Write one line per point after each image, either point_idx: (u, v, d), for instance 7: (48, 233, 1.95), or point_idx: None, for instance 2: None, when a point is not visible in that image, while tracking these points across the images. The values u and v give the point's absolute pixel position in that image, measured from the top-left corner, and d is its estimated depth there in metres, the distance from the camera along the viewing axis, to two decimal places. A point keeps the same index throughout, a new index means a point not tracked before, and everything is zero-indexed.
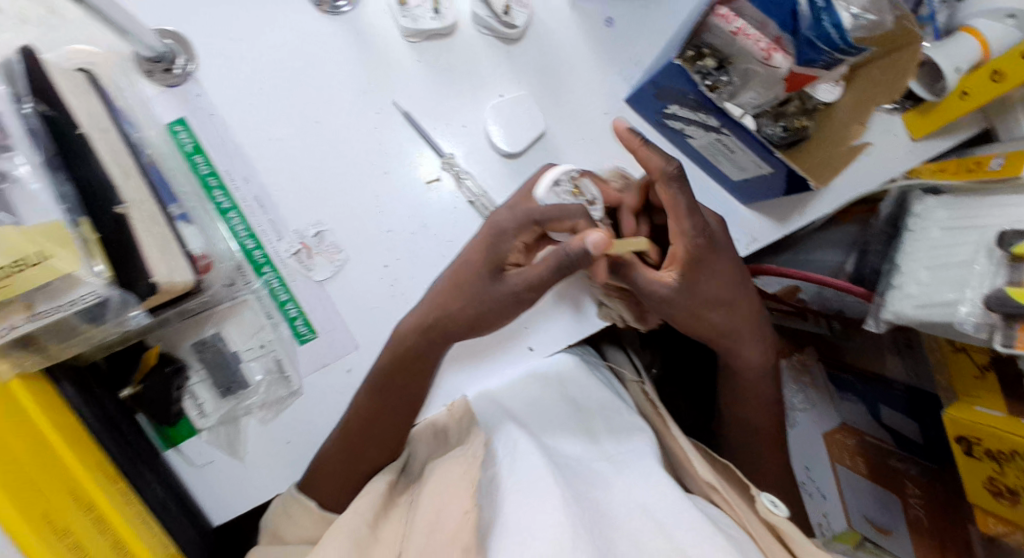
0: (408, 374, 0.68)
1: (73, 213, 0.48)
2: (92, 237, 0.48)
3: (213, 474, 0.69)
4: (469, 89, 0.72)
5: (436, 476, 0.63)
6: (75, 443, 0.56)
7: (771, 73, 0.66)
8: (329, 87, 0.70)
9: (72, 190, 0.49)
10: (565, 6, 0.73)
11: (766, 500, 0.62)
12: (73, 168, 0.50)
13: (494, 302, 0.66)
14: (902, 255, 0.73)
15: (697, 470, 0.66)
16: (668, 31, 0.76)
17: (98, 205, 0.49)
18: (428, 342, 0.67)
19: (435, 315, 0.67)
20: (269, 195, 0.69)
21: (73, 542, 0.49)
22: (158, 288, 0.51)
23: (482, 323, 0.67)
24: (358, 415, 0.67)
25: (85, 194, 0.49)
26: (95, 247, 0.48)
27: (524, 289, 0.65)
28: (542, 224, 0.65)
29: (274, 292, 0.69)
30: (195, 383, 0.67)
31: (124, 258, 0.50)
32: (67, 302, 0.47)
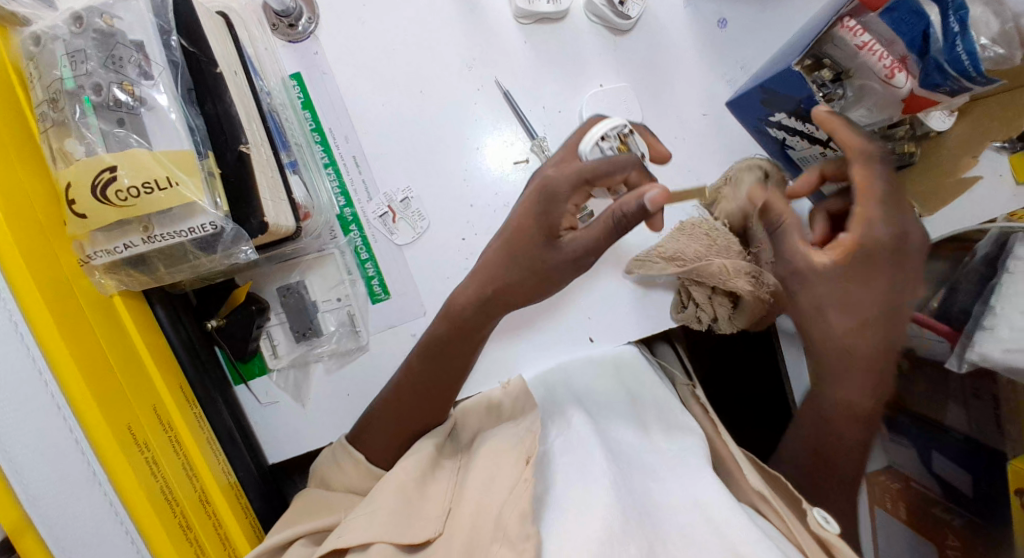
0: (454, 344, 0.67)
1: (200, 146, 0.50)
2: (216, 172, 0.51)
3: (274, 414, 0.72)
4: (571, 75, 0.72)
5: (486, 451, 0.63)
6: (161, 362, 0.59)
7: (890, 92, 0.63)
8: (436, 58, 0.71)
9: (202, 123, 0.52)
10: (679, 3, 0.73)
11: (817, 514, 0.55)
12: (203, 103, 0.53)
13: (550, 264, 0.66)
14: (998, 295, 0.66)
15: (745, 476, 0.60)
16: (781, 39, 0.74)
17: (223, 141, 0.52)
18: (484, 312, 0.67)
19: (495, 287, 0.67)
20: (366, 156, 0.71)
21: (150, 457, 0.52)
22: (268, 227, 0.53)
23: (539, 290, 0.68)
24: (409, 372, 0.68)
25: (212, 129, 0.52)
26: (217, 182, 0.51)
27: (582, 254, 0.65)
28: (593, 182, 0.62)
29: (356, 250, 0.72)
30: (273, 325, 0.70)
31: (238, 195, 0.52)
32: (187, 228, 0.49)
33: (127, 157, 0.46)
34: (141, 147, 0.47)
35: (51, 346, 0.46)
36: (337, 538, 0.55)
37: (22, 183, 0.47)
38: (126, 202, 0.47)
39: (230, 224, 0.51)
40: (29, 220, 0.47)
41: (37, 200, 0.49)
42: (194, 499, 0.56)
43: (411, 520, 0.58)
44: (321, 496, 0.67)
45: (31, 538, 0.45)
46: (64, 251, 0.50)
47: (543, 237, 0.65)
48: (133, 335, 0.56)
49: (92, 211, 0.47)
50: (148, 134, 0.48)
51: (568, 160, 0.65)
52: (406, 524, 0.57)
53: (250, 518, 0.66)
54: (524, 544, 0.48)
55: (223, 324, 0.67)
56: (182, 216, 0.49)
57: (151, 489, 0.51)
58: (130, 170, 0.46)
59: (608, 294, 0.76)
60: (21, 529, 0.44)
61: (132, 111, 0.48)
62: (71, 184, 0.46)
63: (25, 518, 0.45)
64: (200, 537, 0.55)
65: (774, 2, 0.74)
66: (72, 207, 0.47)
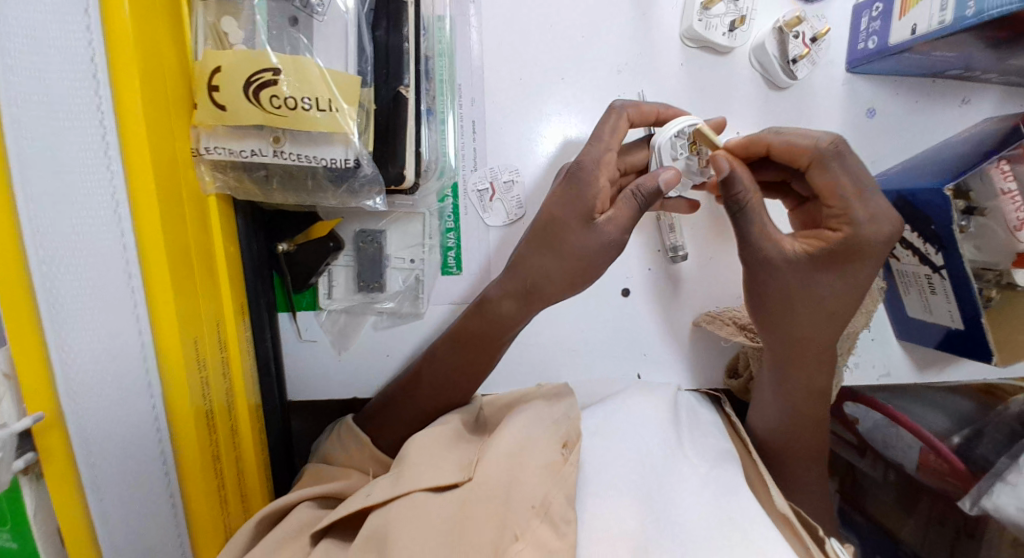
0: (501, 322, 0.63)
1: (366, 75, 0.46)
2: (370, 107, 0.47)
3: (309, 354, 0.68)
4: (713, 113, 0.70)
5: (520, 420, 0.59)
6: (230, 277, 0.55)
7: (1009, 243, 0.63)
8: (590, 49, 0.67)
9: (370, 48, 0.48)
10: (839, 79, 0.71)
11: (832, 544, 0.53)
12: (377, 26, 0.49)
13: (587, 253, 0.58)
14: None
15: (772, 498, 0.57)
16: (917, 148, 0.73)
17: (386, 75, 0.49)
18: (514, 303, 0.62)
19: (531, 271, 0.61)
20: (486, 124, 0.67)
21: (204, 379, 0.49)
22: (401, 181, 0.51)
23: (575, 281, 0.60)
24: (459, 333, 0.65)
25: (378, 58, 0.49)
26: (368, 119, 0.47)
27: (619, 235, 0.57)
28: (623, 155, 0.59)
29: (443, 216, 0.68)
30: (338, 265, 0.66)
31: (383, 139, 0.50)
32: (321, 158, 0.45)
33: (294, 65, 0.42)
34: (311, 58, 0.43)
35: (146, 240, 0.42)
36: (365, 497, 0.51)
37: (160, 53, 0.42)
38: (279, 111, 0.42)
39: (371, 167, 0.48)
40: (161, 95, 0.42)
41: (171, 74, 0.44)
42: (228, 430, 0.53)
43: (437, 467, 0.53)
44: (323, 468, 0.62)
45: (58, 434, 0.39)
46: (181, 136, 0.45)
47: (578, 214, 0.57)
48: (216, 243, 0.52)
49: (234, 106, 0.41)
50: (317, 45, 0.44)
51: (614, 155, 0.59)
52: (431, 471, 0.52)
53: (264, 456, 0.63)
54: (564, 527, 0.47)
55: (292, 250, 0.63)
56: (324, 142, 0.45)
57: (198, 413, 0.48)
58: (295, 80, 0.42)
59: (667, 337, 0.76)
60: (50, 424, 0.38)
61: (310, 12, 0.44)
62: (219, 70, 0.41)
63: (58, 414, 0.38)
64: (225, 471, 0.52)
65: (925, 109, 0.73)
66: (211, 94, 0.42)
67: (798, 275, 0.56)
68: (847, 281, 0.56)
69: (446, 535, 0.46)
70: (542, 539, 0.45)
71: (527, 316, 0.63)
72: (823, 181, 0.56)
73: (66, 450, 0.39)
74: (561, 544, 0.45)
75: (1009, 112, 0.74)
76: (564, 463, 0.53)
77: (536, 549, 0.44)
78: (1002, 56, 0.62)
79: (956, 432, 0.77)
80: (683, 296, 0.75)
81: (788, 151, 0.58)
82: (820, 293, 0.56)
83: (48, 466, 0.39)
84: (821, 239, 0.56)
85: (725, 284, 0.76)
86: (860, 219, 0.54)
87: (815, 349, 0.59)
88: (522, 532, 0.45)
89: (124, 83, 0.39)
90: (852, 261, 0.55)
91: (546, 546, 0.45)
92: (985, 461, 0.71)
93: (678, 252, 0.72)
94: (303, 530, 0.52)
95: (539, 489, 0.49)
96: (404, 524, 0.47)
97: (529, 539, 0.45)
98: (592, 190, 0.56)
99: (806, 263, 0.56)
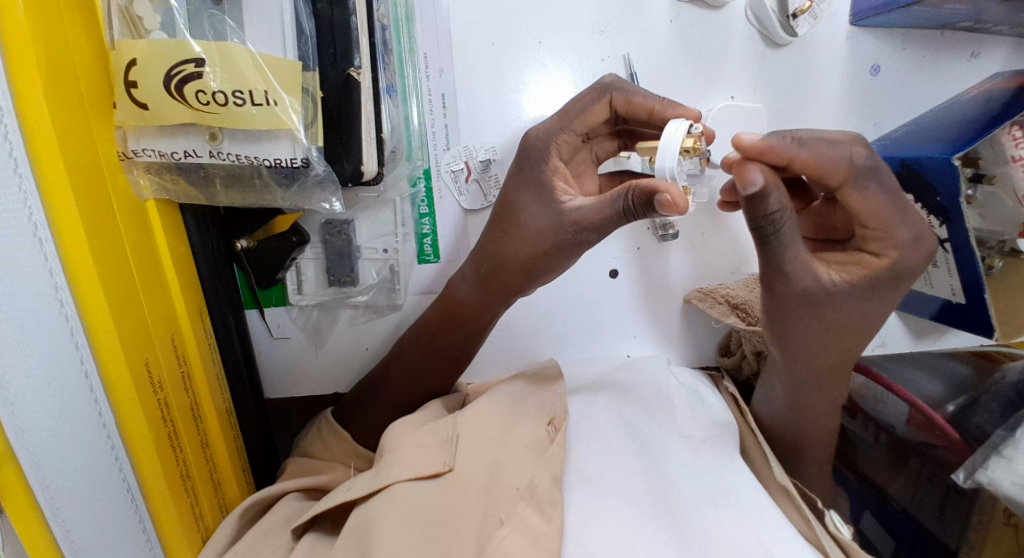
0: (459, 307, 0.60)
1: (307, 58, 0.45)
2: (317, 95, 0.46)
3: (285, 351, 0.65)
4: (706, 75, 0.64)
5: (496, 402, 0.55)
6: (182, 282, 0.51)
7: (1016, 213, 0.61)
8: (569, 8, 0.61)
9: (312, 27, 0.46)
10: (842, 34, 0.65)
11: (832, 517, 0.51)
12: (317, 0, 0.46)
13: (564, 242, 0.54)
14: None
15: (771, 470, 0.54)
16: (924, 108, 0.68)
17: (333, 57, 0.46)
18: (482, 293, 0.60)
19: (500, 237, 0.59)
20: (457, 98, 0.61)
21: (162, 396, 0.46)
22: (360, 176, 0.49)
23: (534, 271, 0.57)
24: (423, 327, 0.62)
25: (322, 39, 0.47)
26: (315, 107, 0.46)
27: (585, 228, 0.52)
28: (574, 117, 0.57)
29: (415, 201, 0.63)
30: (306, 257, 0.62)
31: (334, 131, 0.48)
32: (270, 159, 0.44)
33: (220, 55, 0.41)
34: (239, 44, 0.41)
35: (74, 257, 0.37)
36: (346, 492, 0.48)
37: (68, 42, 0.38)
38: (207, 107, 0.41)
39: (321, 166, 0.47)
40: (73, 98, 0.38)
41: (83, 71, 0.39)
42: (196, 443, 0.51)
43: (418, 451, 0.49)
44: (307, 462, 0.58)
45: (13, 474, 0.33)
46: (103, 139, 0.42)
47: (538, 191, 0.56)
48: (161, 250, 0.48)
49: (158, 104, 0.40)
50: (247, 31, 0.43)
51: (584, 122, 0.57)
52: (412, 457, 0.48)
53: (240, 458, 0.61)
54: (551, 512, 0.44)
55: (252, 247, 0.59)
56: (266, 140, 0.43)
57: (159, 433, 0.45)
58: (221, 71, 0.41)
59: (659, 314, 0.73)
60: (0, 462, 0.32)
61: None
62: (136, 63, 0.40)
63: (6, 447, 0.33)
64: (196, 486, 0.50)
65: (931, 65, 0.67)
66: (131, 92, 0.40)
67: (833, 300, 0.49)
68: (872, 302, 0.50)
69: (429, 530, 0.43)
70: (529, 525, 0.42)
71: (495, 306, 0.60)
72: (807, 163, 0.45)
73: (25, 489, 0.34)
74: (547, 530, 0.42)
75: (1021, 63, 0.68)
76: (551, 442, 0.50)
77: (522, 536, 0.41)
78: (1015, 7, 0.57)
79: (951, 400, 0.73)
80: (673, 272, 0.72)
81: (810, 170, 0.46)
82: (857, 321, 0.51)
83: (7, 507, 0.33)
84: (859, 261, 0.51)
85: (717, 259, 0.72)
86: (904, 242, 0.49)
87: (837, 352, 0.54)
88: (507, 517, 0.42)
89: (26, 85, 0.34)
90: (894, 288, 0.50)
91: (534, 531, 0.42)
92: (979, 432, 0.67)
93: (669, 230, 0.68)
94: (288, 525, 0.49)
95: (524, 472, 0.46)
96: (388, 519, 0.43)
97: (515, 524, 0.42)
98: (547, 169, 0.56)
99: (848, 292, 0.49)
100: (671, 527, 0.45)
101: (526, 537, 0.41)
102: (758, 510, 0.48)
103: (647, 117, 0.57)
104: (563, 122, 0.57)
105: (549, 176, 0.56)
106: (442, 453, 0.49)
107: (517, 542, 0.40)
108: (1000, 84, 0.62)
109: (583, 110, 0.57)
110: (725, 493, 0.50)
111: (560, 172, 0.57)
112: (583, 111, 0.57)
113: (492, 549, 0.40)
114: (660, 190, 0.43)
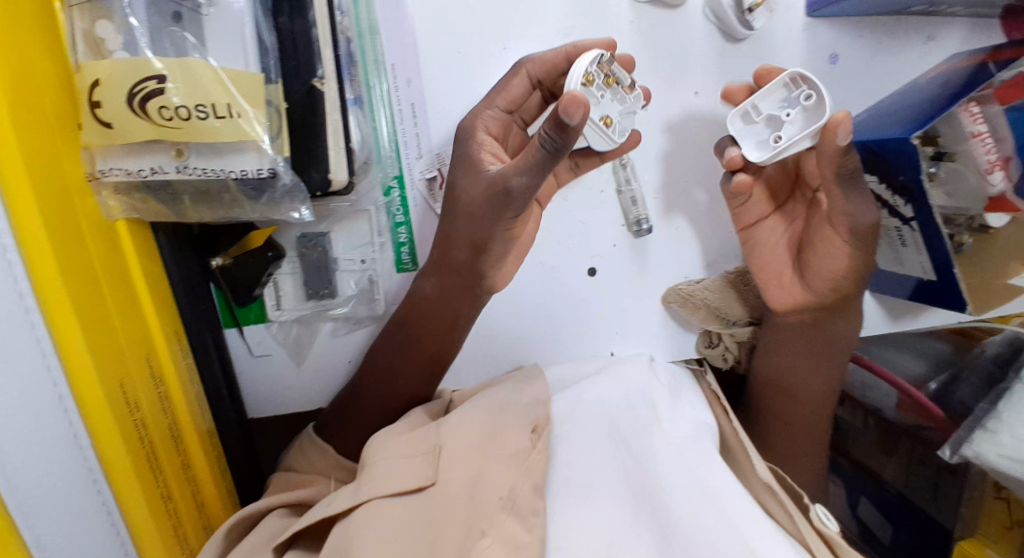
0: (441, 313, 0.61)
1: (269, 71, 0.46)
2: (281, 106, 0.47)
3: (263, 368, 0.64)
4: (669, 73, 0.66)
5: (485, 406, 0.55)
6: (157, 302, 0.51)
7: (981, 187, 0.63)
8: (532, 16, 0.62)
9: (274, 41, 0.47)
10: (799, 26, 0.67)
11: (818, 509, 0.50)
12: (278, 15, 0.47)
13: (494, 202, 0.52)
14: (1006, 402, 0.58)
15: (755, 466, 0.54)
16: (883, 94, 0.70)
17: (297, 70, 0.47)
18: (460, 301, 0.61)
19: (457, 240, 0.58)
20: (427, 107, 0.62)
21: (140, 418, 0.46)
22: (329, 184, 0.50)
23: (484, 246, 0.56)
24: (394, 332, 0.61)
25: (284, 51, 0.47)
26: (280, 119, 0.47)
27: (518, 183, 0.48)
28: (497, 97, 0.59)
29: (390, 210, 0.64)
30: (283, 273, 0.62)
31: (302, 142, 0.48)
32: (238, 172, 0.45)
33: (181, 69, 0.41)
34: (201, 59, 0.42)
35: (43, 277, 0.37)
36: (327, 506, 0.48)
37: (33, 67, 0.38)
38: (171, 123, 0.41)
39: (289, 176, 0.47)
40: (38, 120, 0.38)
41: (49, 95, 0.40)
42: (178, 465, 0.51)
43: (402, 463, 0.49)
44: (292, 477, 0.58)
45: None
46: (70, 161, 0.42)
47: (467, 166, 0.58)
48: (133, 271, 0.48)
49: (120, 123, 0.41)
50: (209, 44, 0.43)
51: (501, 95, 0.59)
52: (396, 467, 0.48)
53: (224, 479, 0.60)
54: (531, 520, 0.44)
55: (227, 264, 0.58)
56: (231, 153, 0.44)
57: (138, 455, 0.45)
58: (183, 86, 0.41)
59: (642, 309, 0.73)
60: None
61: (196, 8, 0.43)
62: (100, 83, 0.40)
63: None
64: (179, 508, 0.50)
65: (889, 52, 0.69)
66: (95, 112, 0.41)
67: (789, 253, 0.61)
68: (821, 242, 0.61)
69: (414, 544, 0.43)
70: (509, 534, 0.42)
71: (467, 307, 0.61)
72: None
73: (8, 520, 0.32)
74: (528, 539, 0.43)
75: (974, 46, 0.70)
76: (533, 449, 0.50)
77: (503, 547, 0.41)
78: None
79: (933, 378, 0.75)
80: (653, 268, 0.72)
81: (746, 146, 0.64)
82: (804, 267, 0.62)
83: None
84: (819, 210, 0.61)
85: (694, 251, 0.72)
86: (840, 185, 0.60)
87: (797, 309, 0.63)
88: (488, 527, 0.42)
89: None
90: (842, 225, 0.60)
91: (513, 541, 0.42)
92: (962, 406, 0.68)
93: (643, 225, 0.69)
94: (268, 545, 0.48)
95: (504, 481, 0.46)
96: (371, 535, 0.43)
97: (496, 534, 0.42)
98: (475, 143, 0.58)
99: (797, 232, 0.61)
100: (654, 525, 0.46)
101: (506, 547, 0.41)
102: (740, 499, 0.48)
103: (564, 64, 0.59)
104: (486, 101, 0.60)
105: (478, 150, 0.58)
106: (425, 466, 0.49)
107: (497, 553, 0.41)
108: (955, 65, 0.64)
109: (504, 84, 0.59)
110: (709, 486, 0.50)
111: (488, 147, 0.58)
112: (502, 87, 0.59)
113: None
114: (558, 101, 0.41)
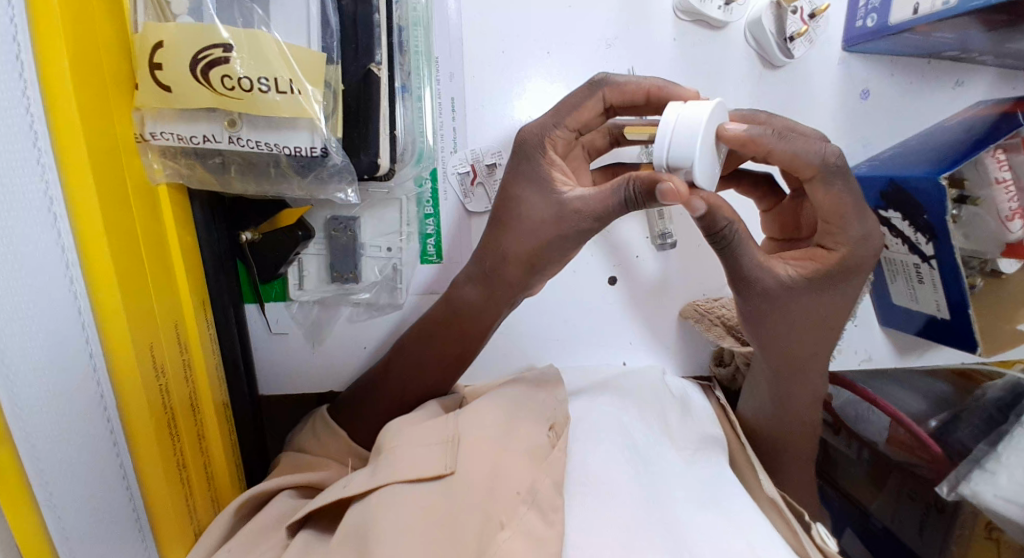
0: (463, 307, 0.61)
1: (331, 51, 0.46)
2: (338, 88, 0.47)
3: (280, 345, 0.65)
4: (706, 92, 0.67)
5: (500, 403, 0.56)
6: (187, 270, 0.51)
7: (1000, 233, 0.63)
8: (578, 22, 0.63)
9: (335, 21, 0.47)
10: (835, 59, 0.68)
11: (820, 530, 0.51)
12: None
13: (566, 232, 0.54)
14: (1007, 444, 0.60)
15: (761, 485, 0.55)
16: (909, 133, 0.71)
17: (357, 54, 0.48)
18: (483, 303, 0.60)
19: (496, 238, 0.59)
20: (466, 104, 0.63)
21: (164, 384, 0.45)
22: (376, 168, 0.50)
23: (539, 263, 0.57)
24: (425, 327, 0.62)
25: (344, 33, 0.48)
26: (336, 100, 0.47)
27: (590, 223, 0.52)
28: (567, 118, 0.58)
29: (420, 201, 0.64)
30: (308, 254, 0.62)
31: (353, 125, 0.49)
32: (290, 148, 0.45)
33: (248, 41, 0.41)
34: (268, 34, 0.42)
35: (88, 232, 0.37)
36: (343, 489, 0.48)
37: (95, 24, 0.38)
38: (232, 92, 0.41)
39: (339, 155, 0.48)
40: (98, 76, 0.38)
41: (109, 53, 0.40)
42: (194, 436, 0.50)
43: (421, 451, 0.49)
44: (302, 457, 0.58)
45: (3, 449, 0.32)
46: (122, 120, 0.42)
47: (538, 184, 0.57)
48: (170, 236, 0.48)
49: (181, 88, 0.41)
50: (274, 20, 0.44)
51: (574, 115, 0.58)
52: (415, 455, 0.49)
53: (234, 455, 0.60)
54: (552, 516, 0.43)
55: (257, 240, 0.59)
56: (287, 128, 0.44)
57: (160, 421, 0.44)
58: (249, 57, 0.41)
59: (656, 322, 0.74)
60: None
61: None
62: (162, 46, 0.40)
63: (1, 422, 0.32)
64: (191, 478, 0.49)
65: (919, 93, 0.71)
66: (156, 74, 0.41)
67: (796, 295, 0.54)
68: (828, 293, 0.55)
69: (432, 532, 0.42)
70: (530, 528, 0.41)
71: (500, 310, 0.60)
72: (785, 153, 0.50)
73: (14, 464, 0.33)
74: (549, 532, 0.42)
75: (1000, 94, 0.72)
76: (552, 447, 0.50)
77: (525, 539, 0.40)
78: (998, 39, 0.61)
79: (934, 416, 0.75)
80: (670, 283, 0.73)
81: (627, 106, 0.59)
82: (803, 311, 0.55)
83: None
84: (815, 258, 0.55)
85: (713, 269, 0.73)
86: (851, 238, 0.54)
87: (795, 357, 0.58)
88: (507, 520, 0.42)
89: (51, 59, 0.34)
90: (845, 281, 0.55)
91: (535, 535, 0.41)
92: (961, 447, 0.69)
93: (666, 239, 0.71)
94: (281, 524, 0.48)
95: (524, 477, 0.46)
96: (387, 521, 0.42)
97: (516, 527, 0.41)
98: (545, 162, 0.57)
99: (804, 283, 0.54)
100: (663, 528, 0.45)
101: (527, 541, 0.40)
102: (750, 516, 0.49)
103: (644, 101, 0.58)
104: (555, 119, 0.58)
105: (548, 170, 0.57)
106: (445, 456, 0.49)
107: (517, 545, 0.40)
108: (981, 111, 0.66)
109: (573, 106, 0.58)
110: (720, 501, 0.50)
111: (560, 167, 0.57)
112: (576, 106, 0.58)
113: (495, 550, 0.39)
114: (663, 183, 0.44)
